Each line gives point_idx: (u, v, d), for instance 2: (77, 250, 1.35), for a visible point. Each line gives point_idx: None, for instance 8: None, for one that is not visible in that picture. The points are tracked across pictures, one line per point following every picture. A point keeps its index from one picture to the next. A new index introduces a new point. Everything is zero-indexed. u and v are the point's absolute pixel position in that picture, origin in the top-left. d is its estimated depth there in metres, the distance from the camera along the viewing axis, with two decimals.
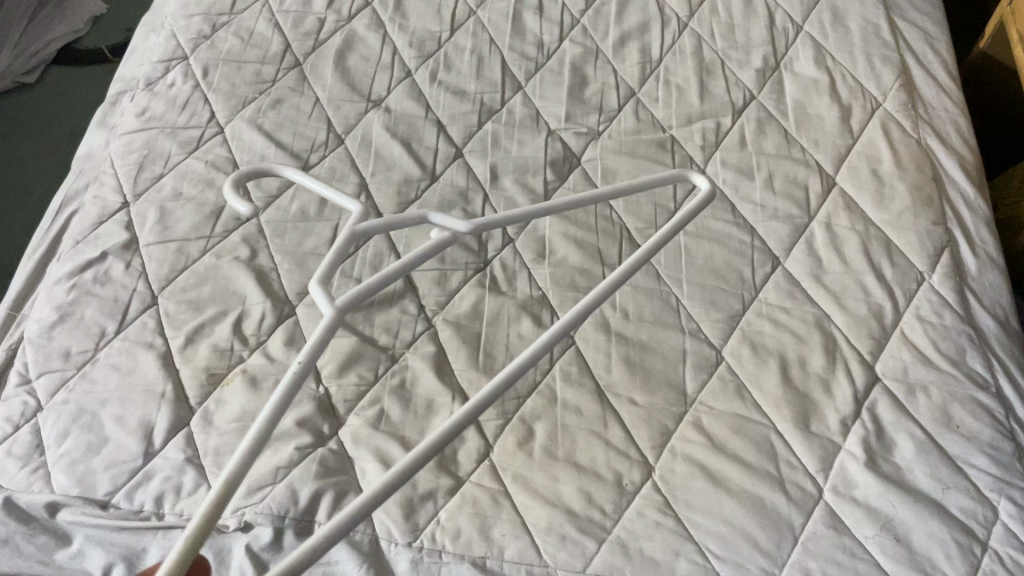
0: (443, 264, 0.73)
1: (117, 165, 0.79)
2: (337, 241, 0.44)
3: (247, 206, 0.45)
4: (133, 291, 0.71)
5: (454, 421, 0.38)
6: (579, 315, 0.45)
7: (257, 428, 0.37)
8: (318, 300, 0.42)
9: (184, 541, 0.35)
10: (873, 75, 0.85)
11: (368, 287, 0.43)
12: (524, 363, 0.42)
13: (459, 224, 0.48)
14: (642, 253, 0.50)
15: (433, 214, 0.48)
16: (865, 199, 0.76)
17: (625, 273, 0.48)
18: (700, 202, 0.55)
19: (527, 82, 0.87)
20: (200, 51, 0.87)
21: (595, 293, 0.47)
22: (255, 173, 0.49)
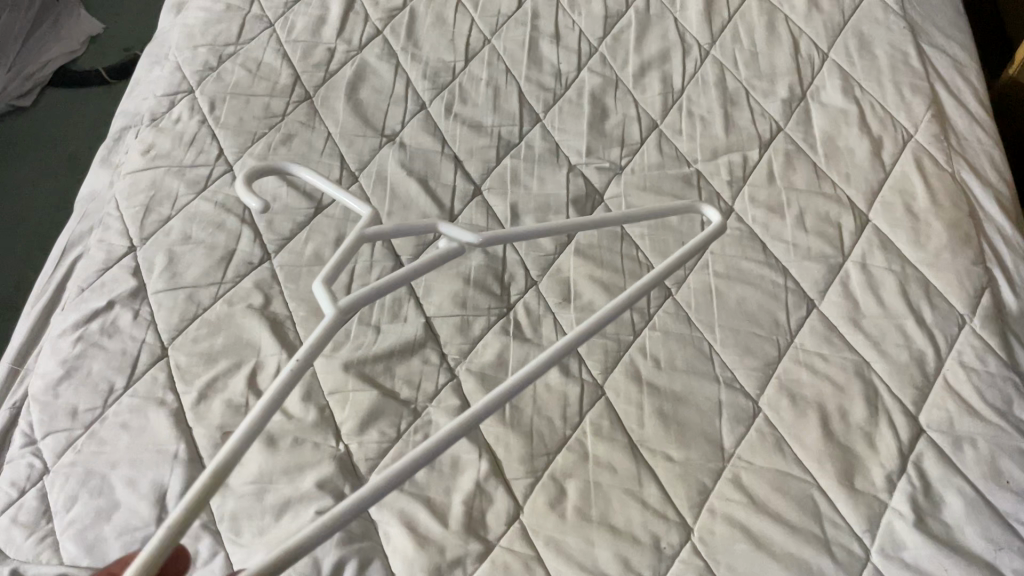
0: (466, 310, 0.71)
1: (122, 207, 0.76)
2: (346, 243, 0.44)
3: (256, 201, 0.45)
4: (142, 342, 0.68)
5: (451, 428, 0.38)
6: (579, 337, 0.44)
7: (246, 425, 0.35)
8: (321, 302, 0.41)
9: (161, 533, 0.33)
10: (903, 105, 0.82)
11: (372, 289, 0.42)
12: (522, 378, 0.41)
13: (469, 236, 0.46)
14: (648, 281, 0.48)
15: (444, 226, 0.46)
16: (901, 236, 0.74)
17: (628, 301, 0.47)
18: (713, 234, 0.53)
19: (546, 114, 0.84)
20: (207, 84, 0.84)
21: (597, 319, 0.45)
22: (262, 168, 0.48)
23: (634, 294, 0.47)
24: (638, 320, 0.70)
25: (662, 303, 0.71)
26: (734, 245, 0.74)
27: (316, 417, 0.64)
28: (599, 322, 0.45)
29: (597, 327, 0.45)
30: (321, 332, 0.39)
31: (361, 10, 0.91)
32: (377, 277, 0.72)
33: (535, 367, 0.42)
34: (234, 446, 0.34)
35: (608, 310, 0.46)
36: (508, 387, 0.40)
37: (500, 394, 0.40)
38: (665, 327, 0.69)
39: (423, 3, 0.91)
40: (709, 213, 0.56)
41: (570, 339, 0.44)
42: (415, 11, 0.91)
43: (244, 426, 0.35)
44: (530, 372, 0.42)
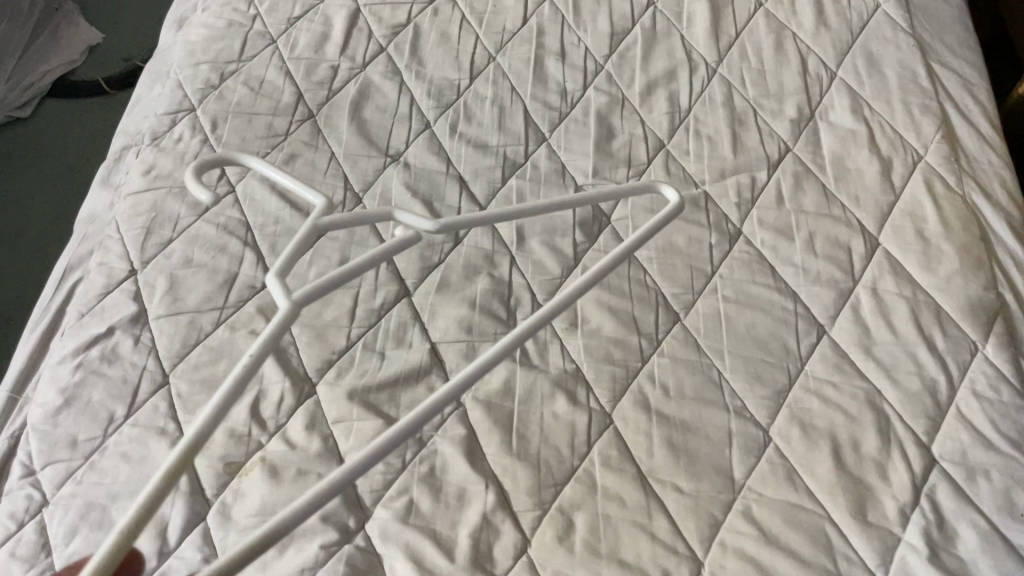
0: (471, 335, 0.70)
1: (123, 230, 0.75)
2: (301, 236, 0.45)
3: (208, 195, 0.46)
4: (144, 369, 0.67)
5: (402, 427, 0.39)
6: (529, 330, 0.45)
7: (198, 426, 0.35)
8: (276, 296, 0.42)
9: (111, 539, 0.33)
10: (913, 125, 0.81)
11: (326, 281, 0.43)
12: (475, 372, 0.43)
13: (425, 223, 0.48)
14: (599, 269, 0.50)
15: (400, 212, 0.48)
16: (912, 261, 0.73)
17: (578, 290, 0.49)
18: (667, 217, 0.56)
19: (551, 133, 0.83)
20: (209, 103, 0.83)
21: (546, 310, 0.47)
22: (221, 160, 0.50)
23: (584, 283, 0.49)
24: (646, 346, 0.69)
25: (670, 328, 0.70)
26: (743, 269, 0.73)
27: (320, 447, 0.63)
28: (548, 313, 0.47)
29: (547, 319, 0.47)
30: (276, 326, 0.40)
31: (364, 27, 0.90)
32: (380, 302, 0.71)
33: (486, 361, 0.43)
34: (188, 449, 0.35)
35: (557, 300, 0.48)
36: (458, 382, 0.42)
37: (452, 390, 0.42)
38: (674, 353, 0.68)
39: (427, 20, 0.90)
40: (669, 190, 0.60)
41: (520, 332, 0.45)
42: (419, 27, 0.90)
43: (198, 428, 0.35)
44: (481, 366, 0.43)
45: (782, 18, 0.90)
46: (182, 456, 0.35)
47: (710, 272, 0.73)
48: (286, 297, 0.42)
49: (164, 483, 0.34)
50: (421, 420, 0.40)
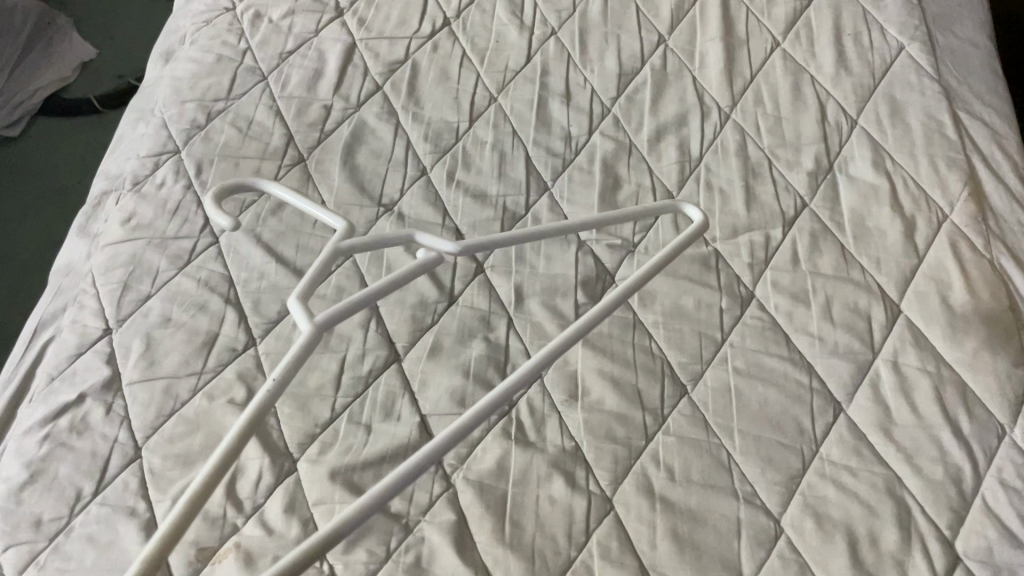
0: (464, 408, 0.65)
1: (98, 284, 0.71)
2: (322, 258, 0.45)
3: (226, 219, 0.46)
4: (115, 442, 0.63)
5: (433, 446, 0.39)
6: (531, 371, 0.44)
7: (223, 446, 0.36)
8: (298, 319, 0.42)
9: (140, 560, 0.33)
10: (938, 181, 0.76)
11: (347, 307, 0.43)
12: (470, 421, 0.41)
13: (445, 244, 0.48)
14: (610, 302, 0.49)
15: (419, 235, 0.47)
16: (935, 332, 0.68)
17: (595, 318, 0.48)
18: (692, 234, 0.56)
19: (554, 183, 0.79)
20: (194, 144, 0.79)
21: (553, 346, 0.46)
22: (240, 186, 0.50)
23: (595, 315, 0.48)
24: (650, 422, 0.65)
25: (677, 403, 0.66)
26: (756, 338, 0.69)
27: (298, 532, 0.59)
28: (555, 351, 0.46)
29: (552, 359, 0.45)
30: (302, 344, 0.40)
31: (360, 63, 0.86)
32: (369, 368, 0.67)
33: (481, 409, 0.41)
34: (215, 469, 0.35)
35: (564, 338, 0.46)
36: (456, 429, 0.40)
37: (484, 407, 0.42)
38: (680, 432, 0.64)
39: (426, 56, 0.86)
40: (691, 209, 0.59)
41: (522, 374, 0.43)
42: (417, 65, 0.86)
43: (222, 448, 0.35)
44: (477, 414, 0.41)
45: (800, 60, 0.85)
46: (209, 478, 0.35)
47: (720, 339, 0.69)
48: (305, 321, 0.41)
49: (191, 505, 0.34)
50: (420, 466, 0.39)
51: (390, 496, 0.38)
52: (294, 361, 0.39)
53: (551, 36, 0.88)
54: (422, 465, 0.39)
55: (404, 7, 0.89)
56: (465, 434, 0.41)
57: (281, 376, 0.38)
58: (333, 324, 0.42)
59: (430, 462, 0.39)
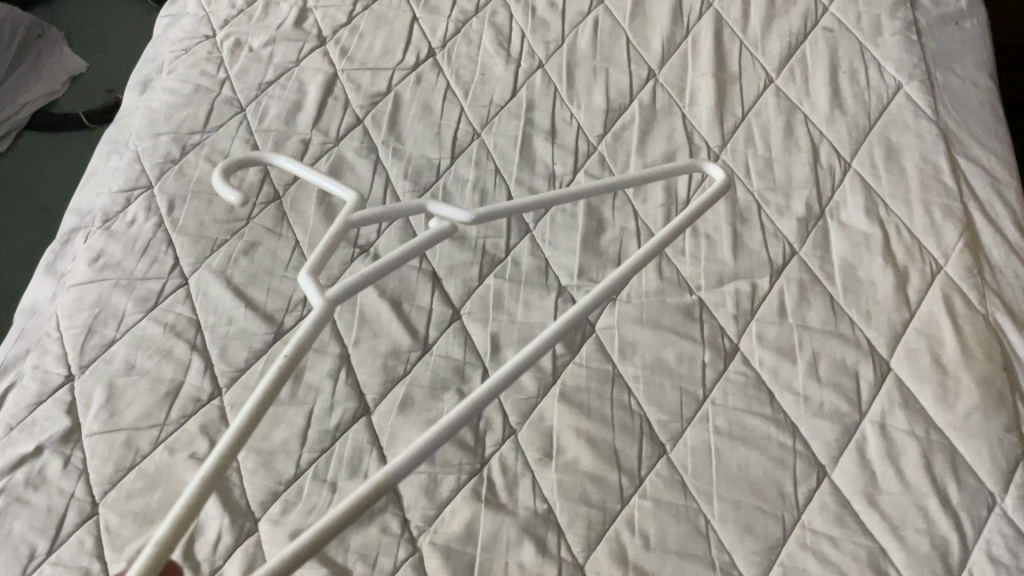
0: (433, 468, 0.62)
1: (63, 327, 0.69)
2: (332, 232, 0.48)
3: (236, 194, 0.49)
4: (71, 498, 0.61)
5: (443, 425, 0.41)
6: (516, 370, 0.44)
7: (224, 442, 0.39)
8: (310, 294, 0.45)
9: (153, 547, 0.37)
10: (933, 230, 0.74)
11: (354, 282, 0.45)
12: (447, 429, 0.41)
13: (459, 214, 0.50)
14: (627, 270, 0.50)
15: (432, 205, 0.50)
16: (926, 393, 0.66)
17: (615, 285, 0.49)
18: (713, 195, 0.57)
19: (536, 224, 0.77)
20: (167, 180, 0.77)
21: (547, 334, 0.46)
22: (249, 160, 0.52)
23: (616, 279, 0.49)
24: (626, 484, 0.62)
25: (655, 463, 0.63)
26: (738, 395, 0.66)
27: None
28: (536, 350, 0.46)
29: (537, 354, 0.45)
30: (311, 322, 0.43)
31: (341, 95, 0.83)
32: (336, 422, 0.65)
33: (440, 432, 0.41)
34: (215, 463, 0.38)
35: (567, 317, 0.48)
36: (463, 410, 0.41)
37: (500, 381, 0.43)
38: (657, 495, 0.62)
39: (409, 89, 0.84)
40: (713, 167, 0.59)
41: (493, 384, 0.43)
42: (400, 98, 0.83)
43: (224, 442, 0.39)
44: (467, 411, 0.41)
45: (793, 99, 0.83)
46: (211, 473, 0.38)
47: (702, 396, 0.66)
48: (320, 294, 0.44)
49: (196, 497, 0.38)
50: (421, 453, 0.40)
51: (364, 509, 0.39)
52: (255, 408, 0.40)
53: (538, 69, 0.86)
54: (375, 493, 0.39)
55: (388, 37, 0.87)
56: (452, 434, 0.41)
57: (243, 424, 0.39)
58: (344, 298, 0.45)
59: (388, 488, 0.39)
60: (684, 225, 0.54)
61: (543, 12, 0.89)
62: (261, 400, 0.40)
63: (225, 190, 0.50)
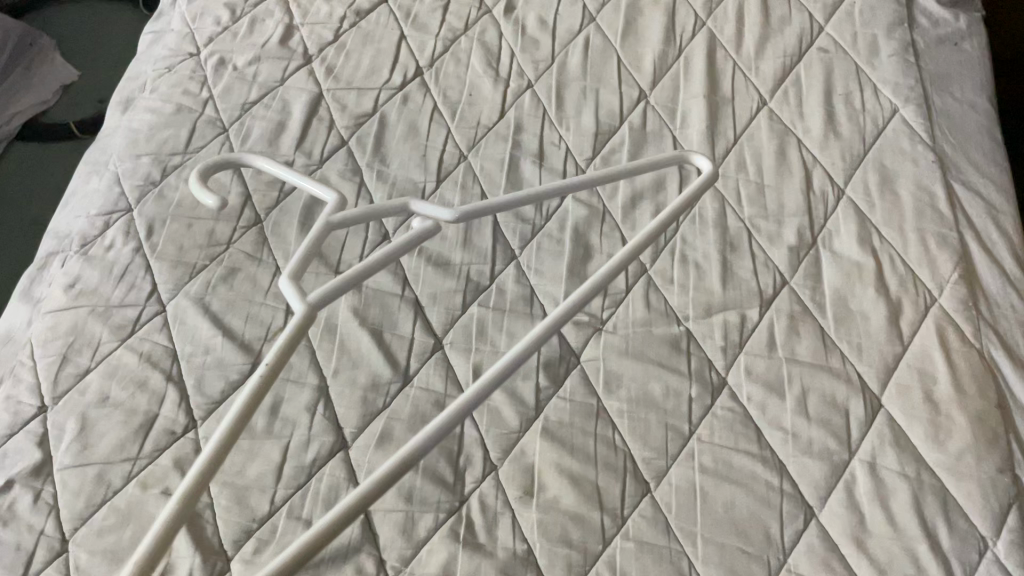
0: (410, 505, 0.61)
1: (36, 356, 0.68)
2: (315, 234, 0.51)
3: (212, 198, 0.51)
4: (40, 533, 0.60)
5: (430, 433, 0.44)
6: (507, 368, 0.48)
7: (209, 451, 0.41)
8: (290, 299, 0.48)
9: (144, 551, 0.39)
10: (927, 260, 0.72)
11: (339, 284, 0.48)
12: (434, 432, 0.44)
13: (440, 213, 0.54)
14: (615, 264, 0.55)
15: (416, 204, 0.54)
16: (917, 431, 0.64)
17: (596, 285, 0.54)
18: (700, 186, 0.61)
19: (522, 251, 0.75)
20: (147, 203, 0.76)
21: (524, 342, 0.49)
22: (229, 163, 0.56)
23: (600, 280, 0.54)
24: (608, 524, 0.61)
25: (638, 502, 0.62)
26: (725, 431, 0.65)
27: None
28: (514, 361, 0.48)
29: (512, 369, 0.48)
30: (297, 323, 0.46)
31: (325, 116, 0.82)
32: (312, 457, 0.63)
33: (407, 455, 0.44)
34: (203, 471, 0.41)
35: (554, 316, 0.52)
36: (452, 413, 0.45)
37: (487, 383, 0.47)
38: (639, 536, 0.60)
39: (395, 109, 0.82)
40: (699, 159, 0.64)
41: (463, 404, 0.45)
42: (386, 118, 0.82)
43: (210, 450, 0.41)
44: (454, 413, 0.45)
45: (786, 122, 0.81)
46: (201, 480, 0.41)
47: (687, 432, 0.65)
48: (301, 300, 0.47)
49: (184, 505, 0.40)
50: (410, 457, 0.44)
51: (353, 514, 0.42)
52: (230, 431, 0.42)
53: (527, 89, 0.84)
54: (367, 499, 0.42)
55: (375, 55, 0.85)
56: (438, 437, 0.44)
57: (219, 447, 0.41)
58: (327, 301, 0.47)
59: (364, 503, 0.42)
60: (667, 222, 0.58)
61: (533, 30, 0.88)
62: (242, 416, 0.43)
63: (203, 193, 0.52)
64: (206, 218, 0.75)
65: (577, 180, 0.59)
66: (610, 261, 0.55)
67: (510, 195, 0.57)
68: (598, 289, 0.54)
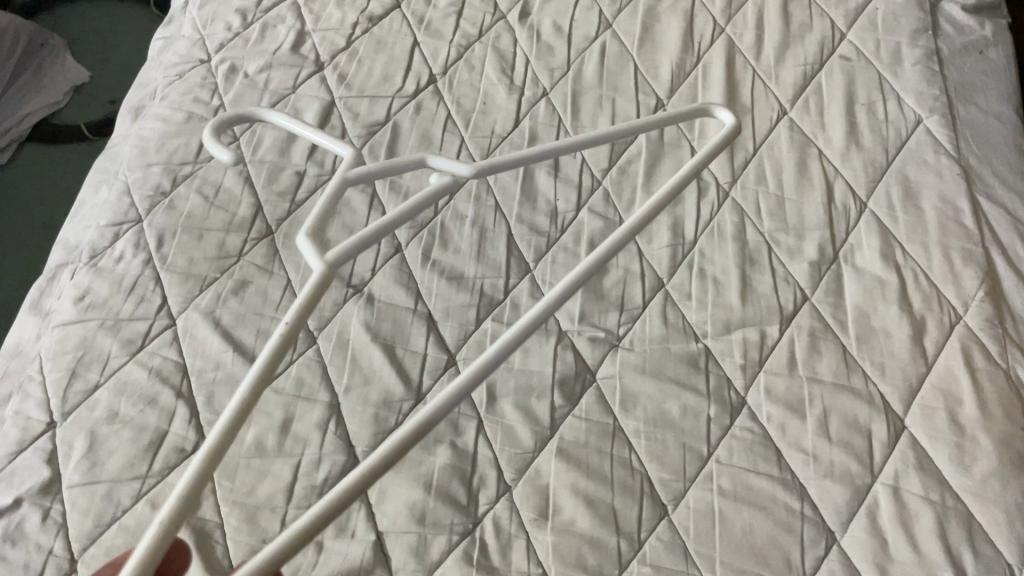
0: (424, 526, 0.60)
1: (45, 371, 0.67)
2: (330, 191, 0.47)
3: (228, 153, 0.48)
4: (49, 554, 0.59)
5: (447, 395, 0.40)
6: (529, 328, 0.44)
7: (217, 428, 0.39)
8: (308, 257, 0.44)
9: (155, 531, 0.38)
10: (952, 276, 0.71)
11: (356, 241, 0.44)
12: (454, 396, 0.41)
13: (459, 167, 0.49)
14: (638, 221, 0.50)
15: (432, 157, 0.49)
16: (941, 454, 0.63)
17: (625, 238, 0.49)
18: (722, 143, 0.55)
19: (536, 264, 0.74)
20: (157, 214, 0.75)
21: (552, 299, 0.45)
22: (240, 116, 0.52)
23: (626, 234, 0.49)
24: (624, 548, 0.60)
25: (655, 526, 0.61)
26: (744, 453, 0.63)
27: None
28: (538, 317, 0.44)
29: (523, 335, 0.44)
30: (311, 287, 0.43)
31: (338, 124, 0.80)
32: (324, 476, 0.62)
33: (389, 453, 0.39)
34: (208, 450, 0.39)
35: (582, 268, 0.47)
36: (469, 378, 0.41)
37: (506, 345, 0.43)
38: (657, 561, 0.59)
39: (408, 118, 0.81)
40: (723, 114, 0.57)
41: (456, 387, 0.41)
42: (399, 127, 0.80)
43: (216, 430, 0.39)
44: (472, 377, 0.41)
45: (808, 132, 0.79)
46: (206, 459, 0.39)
47: (706, 454, 0.63)
48: (319, 257, 0.44)
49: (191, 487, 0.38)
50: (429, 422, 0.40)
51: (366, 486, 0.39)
52: (214, 447, 0.39)
53: (542, 98, 0.83)
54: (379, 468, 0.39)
55: (388, 62, 0.84)
56: (456, 403, 0.40)
57: (201, 466, 0.38)
58: (344, 260, 0.44)
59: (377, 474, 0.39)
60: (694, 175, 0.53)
61: (548, 36, 0.86)
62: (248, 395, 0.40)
63: (215, 148, 0.49)
64: (217, 228, 0.74)
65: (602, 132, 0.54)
66: (636, 215, 0.50)
67: (532, 149, 0.52)
68: (627, 241, 0.49)
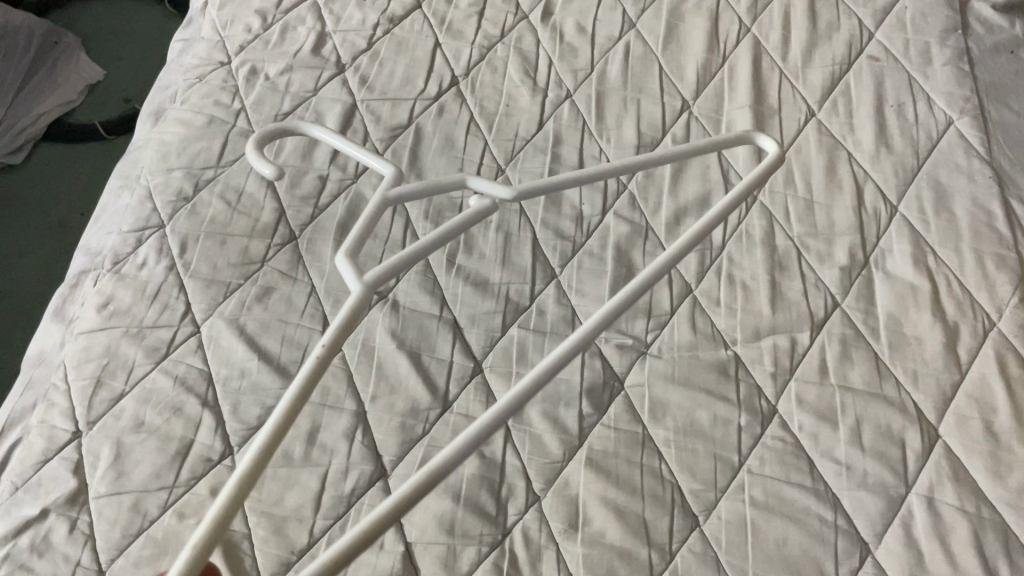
0: (452, 537, 0.59)
1: (70, 379, 0.66)
2: (370, 210, 0.48)
3: (271, 168, 0.49)
4: (77, 565, 0.59)
5: (490, 416, 0.40)
6: (572, 351, 0.43)
7: (255, 447, 0.39)
8: (347, 277, 0.45)
9: (192, 548, 0.37)
10: (985, 282, 0.70)
11: (396, 262, 0.45)
12: (497, 416, 0.40)
13: (498, 190, 0.49)
14: (678, 249, 0.50)
15: (473, 179, 0.50)
16: (977, 464, 0.62)
17: (664, 266, 0.48)
18: (765, 169, 0.55)
19: (562, 269, 0.73)
20: (180, 219, 0.74)
21: (593, 323, 0.45)
22: (285, 131, 0.53)
23: (667, 261, 0.49)
24: (656, 560, 0.59)
25: (686, 537, 0.60)
26: (776, 463, 0.63)
27: None
28: (583, 339, 0.44)
29: (555, 370, 0.43)
30: (351, 308, 0.43)
31: (360, 128, 0.79)
32: (352, 486, 0.62)
33: (422, 481, 0.38)
34: (245, 470, 0.38)
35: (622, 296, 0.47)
36: (513, 399, 0.41)
37: (550, 366, 0.42)
38: (689, 574, 0.58)
39: (430, 120, 0.80)
40: (765, 141, 0.59)
41: (490, 419, 0.40)
42: (421, 130, 0.79)
43: (253, 450, 0.38)
44: (515, 399, 0.41)
45: (836, 135, 0.78)
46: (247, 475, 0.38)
47: (738, 464, 0.63)
48: (358, 279, 0.44)
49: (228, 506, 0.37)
50: (474, 441, 0.39)
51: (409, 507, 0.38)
52: (254, 462, 0.38)
53: (566, 99, 0.82)
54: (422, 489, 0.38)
55: (410, 64, 0.83)
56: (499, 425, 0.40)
57: (240, 482, 0.38)
58: (382, 282, 0.44)
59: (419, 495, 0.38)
60: (735, 203, 0.53)
61: (571, 37, 0.85)
62: (286, 413, 0.39)
63: (260, 164, 0.50)
64: (240, 234, 0.73)
65: (642, 157, 0.54)
66: (674, 244, 0.50)
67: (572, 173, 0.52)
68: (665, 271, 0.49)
